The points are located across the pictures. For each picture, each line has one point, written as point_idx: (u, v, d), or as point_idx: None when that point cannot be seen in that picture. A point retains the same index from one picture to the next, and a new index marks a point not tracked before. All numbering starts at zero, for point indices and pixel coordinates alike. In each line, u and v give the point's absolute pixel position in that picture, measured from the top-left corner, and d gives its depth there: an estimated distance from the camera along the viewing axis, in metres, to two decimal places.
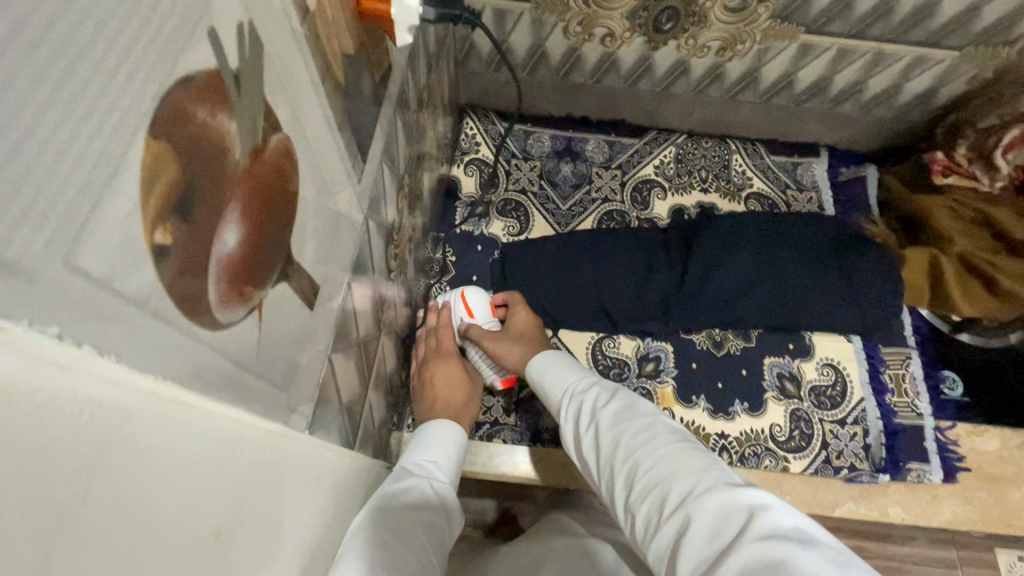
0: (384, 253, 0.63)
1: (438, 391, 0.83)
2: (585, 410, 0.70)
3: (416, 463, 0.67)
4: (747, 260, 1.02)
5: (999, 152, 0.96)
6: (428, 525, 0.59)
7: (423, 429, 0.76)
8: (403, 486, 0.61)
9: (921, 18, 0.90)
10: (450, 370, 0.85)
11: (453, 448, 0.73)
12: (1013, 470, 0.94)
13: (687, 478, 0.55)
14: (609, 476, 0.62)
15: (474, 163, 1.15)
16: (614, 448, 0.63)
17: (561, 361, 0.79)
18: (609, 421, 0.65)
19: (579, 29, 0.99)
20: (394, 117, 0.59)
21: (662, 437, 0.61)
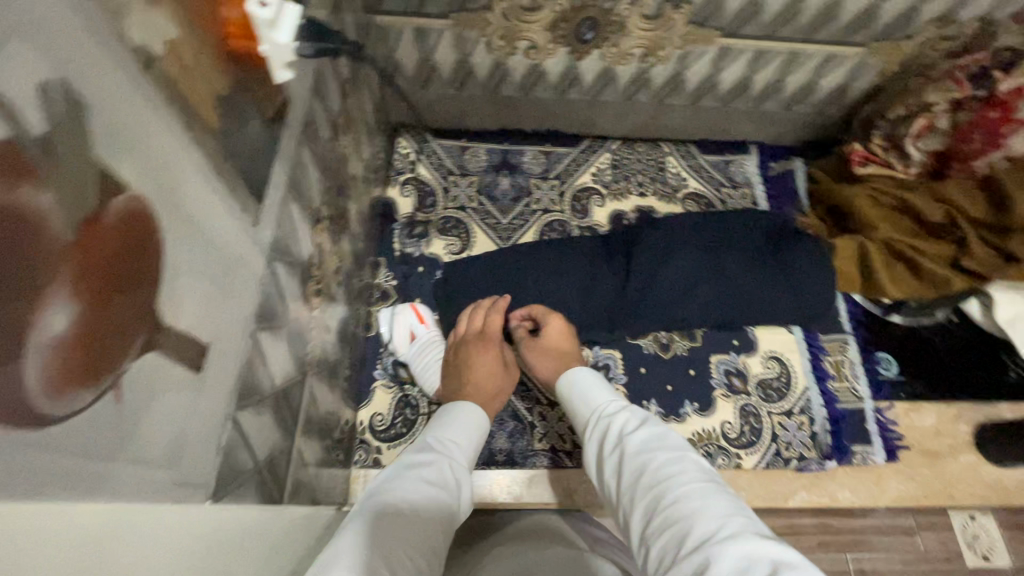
0: (301, 292, 0.60)
1: (475, 374, 0.86)
2: (612, 435, 0.68)
3: (439, 442, 0.68)
4: (689, 258, 1.04)
5: (909, 140, 1.02)
6: (447, 501, 0.60)
7: (450, 407, 0.78)
8: (421, 460, 0.63)
9: (826, 17, 0.93)
10: (486, 358, 0.88)
11: (476, 433, 0.74)
12: (948, 443, 1.00)
13: (711, 519, 0.51)
14: (629, 504, 0.60)
15: (410, 183, 1.13)
16: (638, 475, 0.60)
17: (594, 381, 0.78)
18: (637, 448, 0.63)
19: (502, 43, 0.98)
20: (299, 149, 0.57)
21: (692, 476, 0.58)
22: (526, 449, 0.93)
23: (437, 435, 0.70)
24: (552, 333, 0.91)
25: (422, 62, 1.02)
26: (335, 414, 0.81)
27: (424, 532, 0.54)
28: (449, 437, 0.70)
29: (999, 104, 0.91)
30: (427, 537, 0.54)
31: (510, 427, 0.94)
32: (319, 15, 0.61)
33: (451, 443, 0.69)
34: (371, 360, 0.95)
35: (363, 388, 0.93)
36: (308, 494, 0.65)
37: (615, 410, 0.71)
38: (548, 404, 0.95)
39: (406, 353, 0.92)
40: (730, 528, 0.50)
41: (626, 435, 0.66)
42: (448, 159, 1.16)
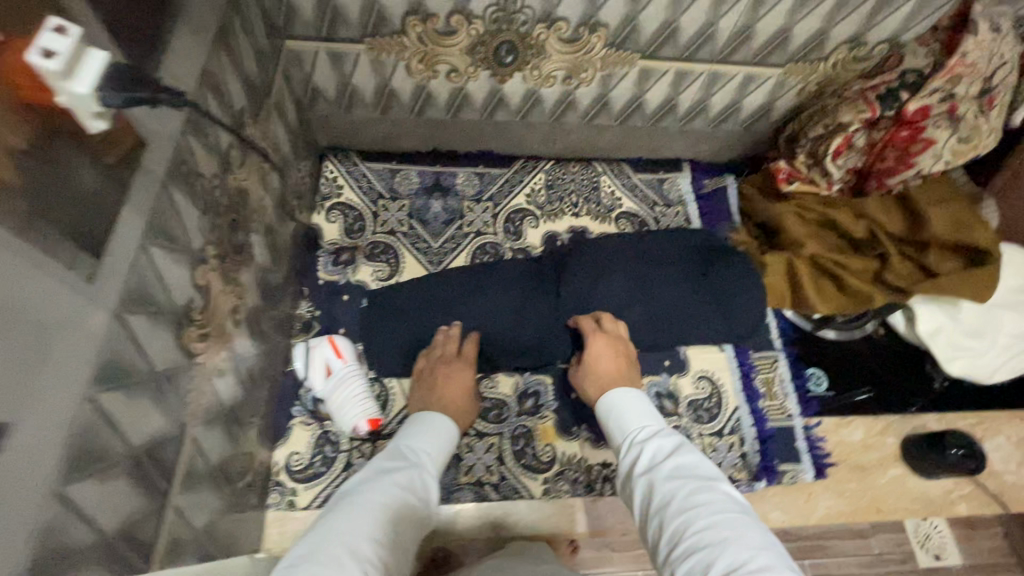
0: (175, 339, 0.56)
1: (446, 392, 0.89)
2: (644, 459, 0.70)
3: (410, 450, 0.75)
4: (623, 279, 1.02)
5: (830, 158, 1.01)
6: (415, 504, 0.68)
7: (419, 416, 0.83)
8: (395, 469, 0.70)
9: (741, 39, 0.94)
10: (462, 376, 0.91)
11: (447, 442, 0.80)
12: (877, 457, 1.01)
13: (740, 554, 0.53)
14: (655, 526, 0.62)
15: (337, 208, 1.09)
16: (667, 500, 0.63)
17: (631, 403, 0.80)
18: (668, 475, 0.65)
19: (420, 67, 0.96)
20: (166, 190, 0.53)
21: (721, 505, 0.60)
22: (452, 484, 0.90)
23: (409, 444, 0.76)
24: (597, 358, 0.90)
25: (341, 86, 0.99)
26: (241, 459, 0.77)
27: (393, 535, 0.61)
28: (421, 447, 0.77)
29: (908, 124, 0.94)
30: (396, 538, 0.61)
31: None
32: (193, 48, 0.58)
33: (421, 452, 0.75)
34: (290, 396, 0.91)
35: (280, 425, 0.89)
36: (196, 550, 0.61)
37: (650, 436, 0.73)
38: (475, 435, 0.93)
39: (322, 389, 0.88)
40: (758, 565, 0.52)
41: (658, 461, 0.68)
42: (378, 182, 1.14)
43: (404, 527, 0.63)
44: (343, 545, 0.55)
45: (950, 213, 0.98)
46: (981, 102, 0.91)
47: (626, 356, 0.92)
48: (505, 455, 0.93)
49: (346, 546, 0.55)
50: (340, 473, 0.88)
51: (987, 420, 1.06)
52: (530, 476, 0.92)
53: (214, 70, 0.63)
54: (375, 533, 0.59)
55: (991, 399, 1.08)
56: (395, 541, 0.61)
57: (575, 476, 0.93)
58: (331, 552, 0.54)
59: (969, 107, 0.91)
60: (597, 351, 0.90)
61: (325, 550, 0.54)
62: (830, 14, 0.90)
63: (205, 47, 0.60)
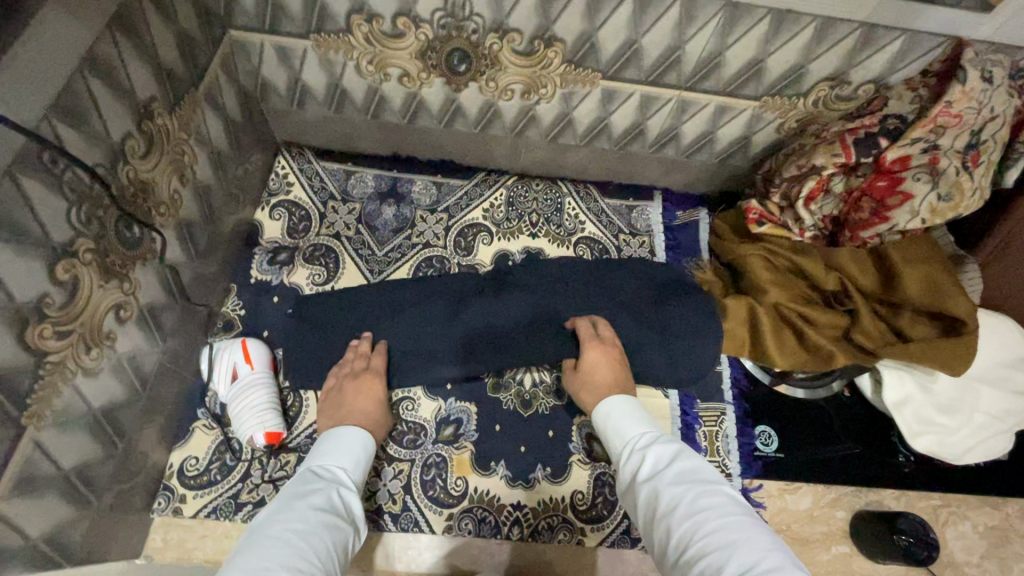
0: (14, 339, 0.53)
1: (354, 405, 0.83)
2: (645, 465, 0.66)
3: (323, 473, 0.70)
4: (580, 309, 0.97)
5: (801, 203, 0.93)
6: (340, 523, 0.63)
7: (327, 433, 0.77)
8: (308, 495, 0.64)
9: (710, 67, 0.87)
10: (372, 390, 0.85)
11: (364, 457, 0.76)
12: (821, 531, 0.92)
13: (753, 556, 0.50)
14: (660, 532, 0.58)
15: (282, 206, 1.06)
16: (673, 505, 0.58)
17: (626, 411, 0.75)
18: (673, 478, 0.61)
19: (371, 69, 0.91)
20: (10, 177, 0.50)
21: (728, 507, 0.56)
22: None
23: (322, 467, 0.71)
24: (593, 370, 0.84)
25: (292, 81, 0.96)
26: (124, 461, 0.74)
27: (322, 555, 0.57)
28: (335, 464, 0.72)
29: (886, 173, 0.87)
30: (325, 557, 0.57)
31: None
32: (72, 33, 0.55)
33: (337, 470, 0.71)
34: (197, 397, 0.87)
35: (182, 427, 0.86)
36: (28, 560, 0.58)
37: (649, 442, 0.69)
38: (385, 460, 0.89)
39: (225, 394, 0.85)
40: (772, 566, 0.49)
41: (659, 469, 0.64)
42: (331, 182, 1.09)
43: (333, 546, 0.59)
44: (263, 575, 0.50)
45: (924, 275, 0.89)
46: (965, 158, 0.82)
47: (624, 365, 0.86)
48: (412, 484, 0.88)
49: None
50: (234, 484, 0.84)
51: (952, 503, 0.96)
52: (434, 510, 0.87)
53: (104, 56, 0.60)
54: (298, 554, 0.55)
55: (961, 480, 0.98)
56: (325, 558, 0.56)
57: (483, 515, 0.87)
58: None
59: (951, 161, 0.82)
60: (592, 363, 0.85)
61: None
62: (806, 48, 0.83)
63: (91, 31, 0.57)
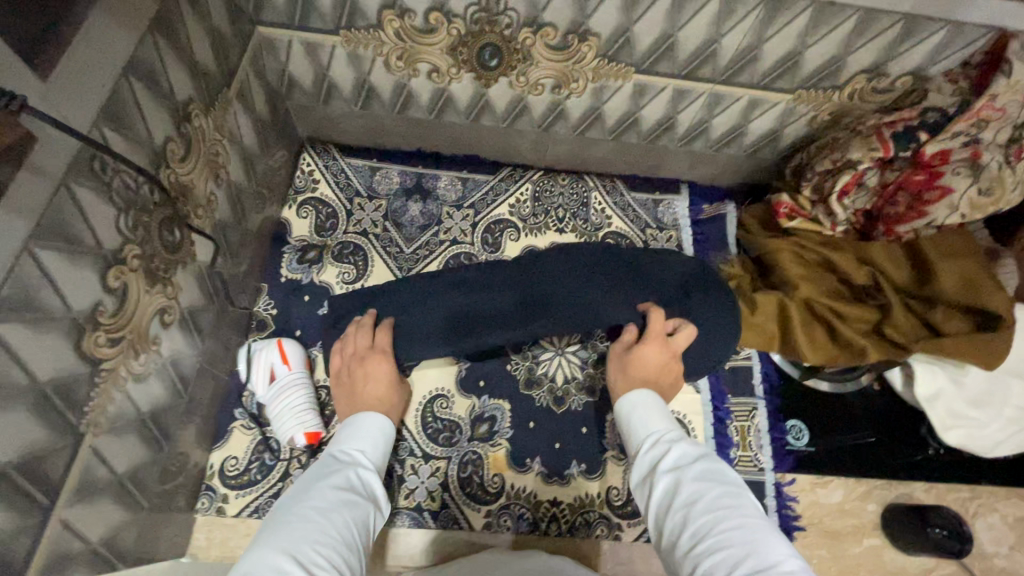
0: (71, 348, 0.53)
1: (366, 391, 0.82)
2: (670, 453, 0.64)
3: (341, 455, 0.68)
4: (587, 297, 0.92)
5: (835, 198, 0.92)
6: (356, 505, 0.61)
7: (350, 419, 0.76)
8: (327, 474, 0.63)
9: (747, 61, 0.86)
10: (380, 370, 0.83)
11: (381, 438, 0.74)
12: (853, 524, 0.93)
13: (775, 556, 0.49)
14: (677, 520, 0.57)
15: (310, 204, 1.05)
16: (695, 497, 0.57)
17: (653, 406, 0.73)
18: (701, 471, 0.60)
19: (400, 65, 0.90)
20: (66, 188, 0.50)
21: (750, 509, 0.55)
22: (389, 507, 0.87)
23: (340, 449, 0.69)
24: (641, 363, 0.82)
25: (319, 78, 0.95)
26: (169, 463, 0.74)
27: (338, 533, 0.55)
28: (353, 448, 0.70)
29: (925, 167, 0.86)
30: (343, 535, 0.56)
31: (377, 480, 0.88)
32: (117, 36, 0.54)
33: (354, 450, 0.69)
34: (234, 398, 0.88)
35: (220, 427, 0.86)
36: (87, 564, 0.59)
37: (676, 435, 0.67)
38: (421, 457, 0.90)
39: (264, 394, 0.86)
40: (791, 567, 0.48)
41: (685, 460, 0.62)
42: (356, 178, 1.09)
43: (354, 522, 0.58)
44: (285, 553, 0.49)
45: (960, 269, 0.89)
46: (1007, 152, 0.82)
47: (671, 371, 0.83)
48: (449, 481, 0.89)
49: (291, 554, 0.49)
50: (275, 482, 0.85)
51: (981, 495, 0.97)
52: (473, 507, 0.88)
53: (147, 58, 0.59)
54: (321, 531, 0.53)
55: (990, 472, 0.99)
56: (347, 534, 0.55)
57: (521, 511, 0.88)
58: (272, 563, 0.48)
59: (993, 155, 0.82)
60: (644, 356, 0.82)
61: (266, 563, 0.48)
62: (846, 40, 0.82)
63: (134, 33, 0.56)
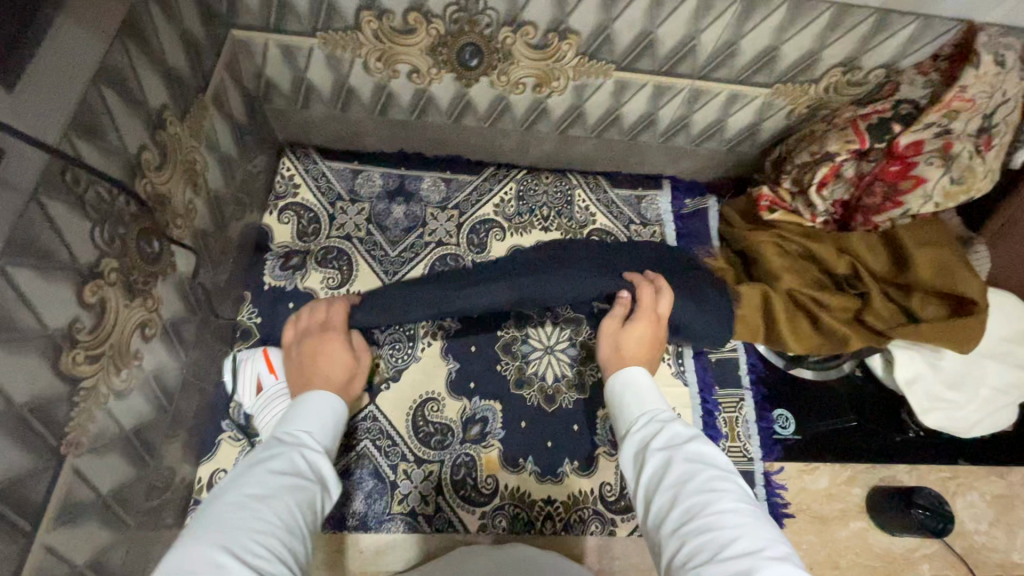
0: (48, 367, 0.51)
1: (317, 373, 0.74)
2: (661, 431, 0.61)
3: (287, 438, 0.59)
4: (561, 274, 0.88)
5: (814, 189, 0.94)
6: (300, 490, 0.52)
7: (299, 399, 0.66)
8: (269, 455, 0.55)
9: (725, 56, 0.87)
10: (332, 349, 0.77)
11: (332, 416, 0.65)
12: (840, 509, 0.96)
13: (759, 543, 0.48)
14: (665, 501, 0.55)
15: (291, 209, 1.03)
16: (685, 478, 0.55)
17: (645, 383, 0.70)
18: (692, 451, 0.57)
19: (379, 66, 0.88)
20: (37, 203, 0.48)
21: (737, 492, 0.53)
22: (383, 513, 0.86)
23: (282, 430, 0.61)
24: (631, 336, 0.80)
25: (297, 80, 0.93)
26: (156, 479, 0.73)
27: (278, 526, 0.48)
28: (300, 429, 0.61)
29: (899, 158, 0.88)
30: (282, 528, 0.48)
31: (369, 487, 0.87)
32: (85, 42, 0.52)
33: (301, 431, 0.60)
34: (220, 409, 0.86)
35: (207, 440, 0.85)
36: None
37: (666, 414, 0.64)
38: (413, 461, 0.89)
39: (250, 405, 0.85)
40: (777, 555, 0.47)
41: (676, 439, 0.60)
42: (337, 182, 1.07)
43: (299, 508, 0.51)
44: (223, 544, 0.44)
45: (936, 257, 0.91)
46: (977, 141, 0.84)
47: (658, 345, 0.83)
48: (443, 484, 0.88)
49: (227, 545, 0.44)
50: None
51: (961, 474, 1.00)
52: (467, 510, 0.88)
53: (118, 65, 0.58)
54: (259, 519, 0.47)
55: (968, 452, 1.02)
56: (289, 527, 0.48)
57: (516, 511, 0.88)
58: (207, 556, 0.43)
59: (965, 145, 0.84)
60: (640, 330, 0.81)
61: (203, 556, 0.43)
62: (820, 34, 0.83)
63: (104, 40, 0.54)
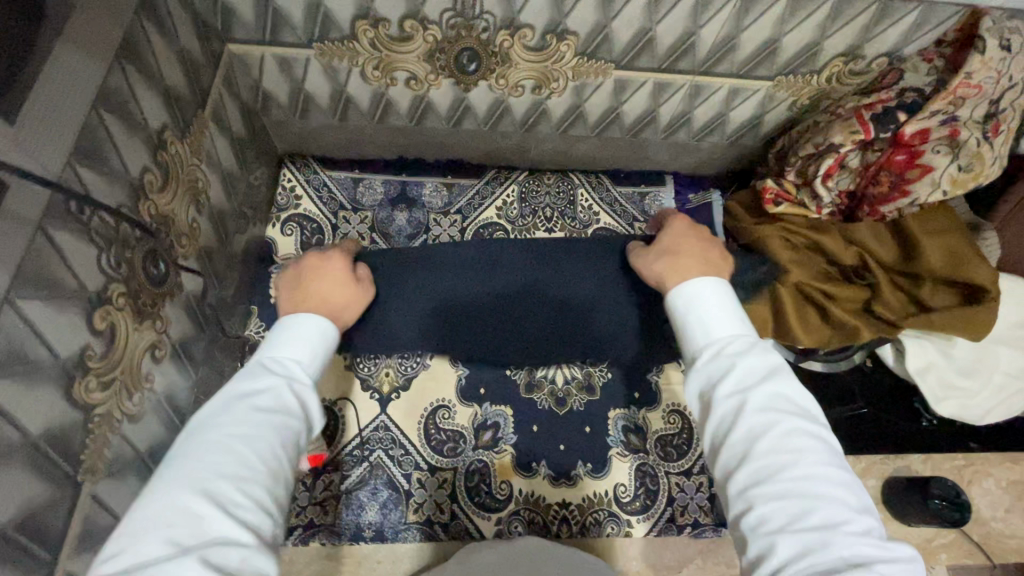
0: (62, 397, 0.51)
1: (315, 293, 0.65)
2: (730, 368, 0.55)
3: (271, 365, 0.56)
4: (573, 266, 0.83)
5: (819, 180, 0.93)
6: (288, 429, 0.51)
7: (280, 324, 0.60)
8: (255, 387, 0.52)
9: (725, 51, 0.86)
10: (331, 272, 0.68)
11: (321, 339, 0.60)
12: None
13: (836, 510, 0.46)
14: (736, 448, 0.51)
15: (293, 221, 1.03)
16: (761, 432, 0.50)
17: (717, 304, 0.61)
18: (765, 399, 0.52)
19: (377, 74, 0.88)
20: (43, 234, 0.48)
21: (814, 450, 0.49)
22: (399, 523, 0.87)
23: (267, 354, 0.57)
24: (677, 243, 0.69)
25: (295, 92, 0.92)
26: None
27: (269, 466, 0.47)
28: (287, 357, 0.57)
29: (905, 147, 0.87)
30: (271, 466, 0.47)
31: (384, 497, 0.87)
32: (84, 69, 0.52)
33: (288, 359, 0.57)
34: None
35: None
36: None
37: (739, 348, 0.57)
38: (427, 470, 0.89)
39: None
40: (853, 522, 0.45)
41: (748, 380, 0.54)
42: (339, 191, 1.06)
43: (284, 449, 0.49)
44: (207, 492, 0.43)
45: (947, 245, 0.89)
46: (985, 128, 0.83)
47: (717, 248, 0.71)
48: (457, 492, 0.88)
49: (210, 494, 0.43)
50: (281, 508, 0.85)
51: (975, 462, 1.00)
52: (482, 516, 0.88)
53: (116, 89, 0.57)
54: (241, 464, 0.45)
55: (981, 439, 1.02)
56: (276, 466, 0.48)
57: (531, 516, 0.88)
58: (185, 504, 0.43)
59: (972, 133, 0.83)
60: (678, 231, 0.71)
61: (183, 502, 0.43)
62: (822, 25, 0.82)
63: (102, 65, 0.54)
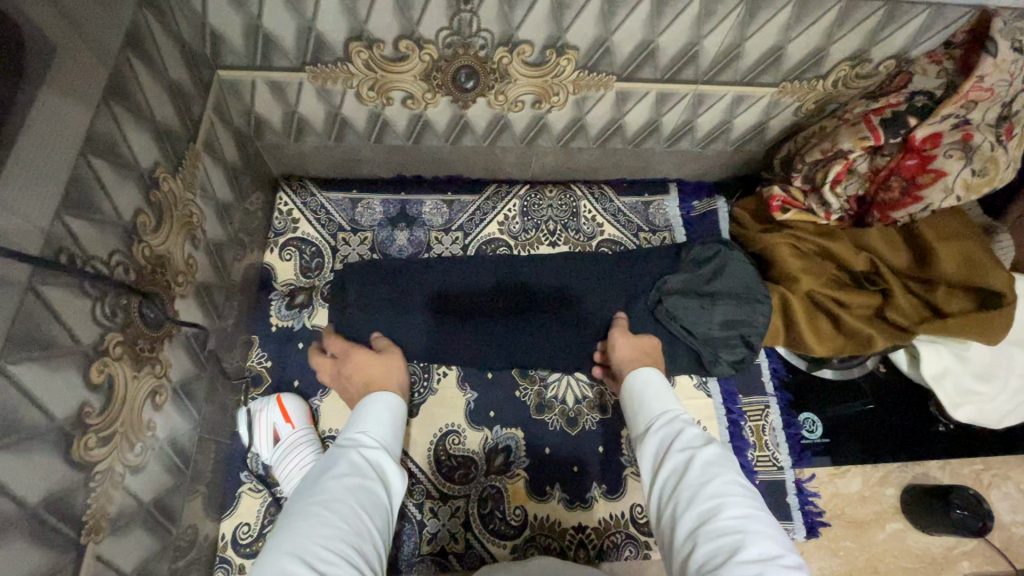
0: (62, 459, 0.49)
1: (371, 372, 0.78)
2: (672, 434, 0.59)
3: (348, 441, 0.59)
4: (554, 271, 0.94)
5: (828, 186, 0.91)
6: (365, 497, 0.52)
7: (362, 406, 0.66)
8: (337, 459, 0.56)
9: (729, 59, 0.84)
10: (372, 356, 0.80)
11: (392, 422, 0.65)
12: (875, 511, 0.94)
13: (768, 548, 0.45)
14: (677, 507, 0.52)
15: (292, 245, 1.01)
16: (696, 484, 0.52)
17: (659, 385, 0.67)
18: (701, 453, 0.55)
19: (372, 94, 0.86)
20: (34, 293, 0.46)
21: (745, 498, 0.50)
22: (413, 555, 0.84)
23: (343, 431, 0.61)
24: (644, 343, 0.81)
25: (288, 115, 0.90)
26: (181, 544, 0.71)
27: (346, 531, 0.47)
28: (363, 435, 0.61)
29: (917, 151, 0.86)
30: (348, 531, 0.48)
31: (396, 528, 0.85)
32: (68, 114, 0.49)
33: (363, 435, 0.61)
34: (239, 461, 0.85)
35: (228, 495, 0.83)
36: None
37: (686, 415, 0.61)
38: (439, 498, 0.87)
39: (269, 456, 0.83)
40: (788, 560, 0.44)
41: (688, 442, 0.57)
42: (337, 212, 1.04)
43: (363, 512, 0.50)
44: (293, 550, 0.44)
45: (961, 249, 0.88)
46: (998, 131, 0.82)
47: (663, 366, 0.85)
48: (471, 519, 0.87)
49: (296, 551, 0.44)
50: None
51: (995, 465, 0.99)
52: (498, 544, 0.86)
53: (104, 131, 0.55)
54: (325, 524, 0.47)
55: (999, 442, 1.00)
56: (354, 532, 0.48)
57: (547, 542, 0.86)
58: (276, 560, 0.43)
59: (985, 136, 0.81)
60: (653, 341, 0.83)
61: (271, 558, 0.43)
62: (827, 31, 0.80)
63: (86, 109, 0.51)
